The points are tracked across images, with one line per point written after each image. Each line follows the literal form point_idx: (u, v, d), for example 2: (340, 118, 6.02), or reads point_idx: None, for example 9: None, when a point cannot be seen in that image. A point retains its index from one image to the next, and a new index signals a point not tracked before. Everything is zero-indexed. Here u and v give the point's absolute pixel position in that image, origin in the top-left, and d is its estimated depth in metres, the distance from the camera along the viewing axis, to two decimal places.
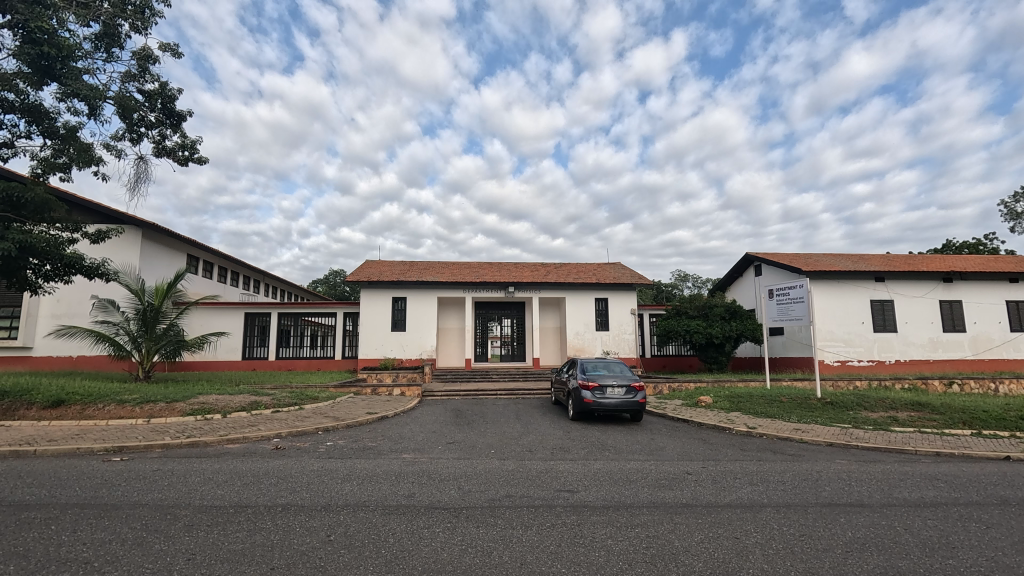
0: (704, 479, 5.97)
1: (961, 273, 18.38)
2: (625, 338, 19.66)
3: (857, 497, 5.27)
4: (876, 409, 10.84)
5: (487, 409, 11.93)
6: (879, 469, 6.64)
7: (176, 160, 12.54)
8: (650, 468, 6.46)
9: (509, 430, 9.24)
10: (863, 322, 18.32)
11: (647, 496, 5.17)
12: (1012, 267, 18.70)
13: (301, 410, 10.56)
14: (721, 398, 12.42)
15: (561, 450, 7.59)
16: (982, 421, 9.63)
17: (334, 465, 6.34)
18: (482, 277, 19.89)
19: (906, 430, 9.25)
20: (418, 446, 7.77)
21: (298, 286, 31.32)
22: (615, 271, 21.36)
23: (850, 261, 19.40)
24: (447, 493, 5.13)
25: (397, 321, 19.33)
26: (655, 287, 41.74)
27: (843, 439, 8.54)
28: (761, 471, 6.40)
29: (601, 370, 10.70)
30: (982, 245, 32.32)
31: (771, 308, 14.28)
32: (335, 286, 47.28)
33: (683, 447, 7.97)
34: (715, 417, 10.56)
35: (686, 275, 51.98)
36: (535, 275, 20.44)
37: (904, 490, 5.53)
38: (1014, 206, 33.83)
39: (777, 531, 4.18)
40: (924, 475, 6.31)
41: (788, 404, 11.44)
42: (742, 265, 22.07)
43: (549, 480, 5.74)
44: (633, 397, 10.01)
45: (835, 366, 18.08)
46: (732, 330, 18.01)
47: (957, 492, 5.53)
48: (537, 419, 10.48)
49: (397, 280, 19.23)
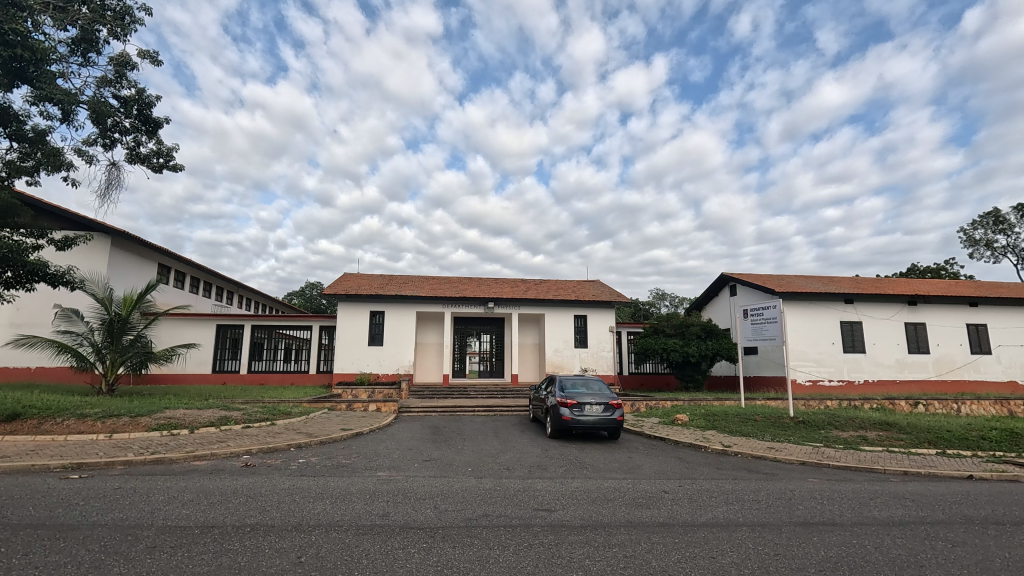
0: (680, 498, 5.99)
1: (925, 297, 19.05)
2: (603, 355, 19.70)
3: (829, 515, 5.36)
4: (846, 428, 11.07)
5: (464, 426, 11.79)
6: (849, 488, 6.77)
7: (150, 168, 12.30)
8: (629, 486, 6.47)
9: (486, 447, 9.17)
10: (833, 342, 18.79)
11: (624, 514, 5.18)
12: (973, 292, 19.49)
13: (273, 426, 10.28)
14: (697, 416, 12.53)
15: (538, 468, 7.55)
16: (946, 441, 9.95)
17: (306, 483, 6.16)
18: (462, 292, 19.75)
19: (875, 449, 9.49)
20: (394, 463, 7.65)
21: (273, 298, 30.77)
22: (595, 288, 21.53)
23: (821, 283, 19.95)
24: (422, 512, 5.03)
25: (374, 335, 19.07)
26: (631, 307, 42.62)
27: (814, 457, 8.70)
28: (736, 489, 6.46)
29: (579, 388, 10.68)
30: (943, 270, 33.93)
31: (746, 328, 14.56)
32: (311, 299, 47.01)
33: (660, 465, 8.03)
34: (692, 435, 10.65)
35: (662, 293, 52.55)
36: (514, 291, 20.41)
37: (874, 509, 5.66)
38: (972, 234, 35.50)
39: (752, 550, 4.21)
40: (892, 493, 6.45)
41: (762, 423, 11.62)
42: (718, 285, 22.52)
43: (526, 499, 5.71)
44: (611, 415, 10.02)
45: (807, 386, 18.46)
46: (708, 348, 18.24)
47: (924, 511, 5.66)
48: (514, 437, 10.43)
49: (375, 294, 19.01)
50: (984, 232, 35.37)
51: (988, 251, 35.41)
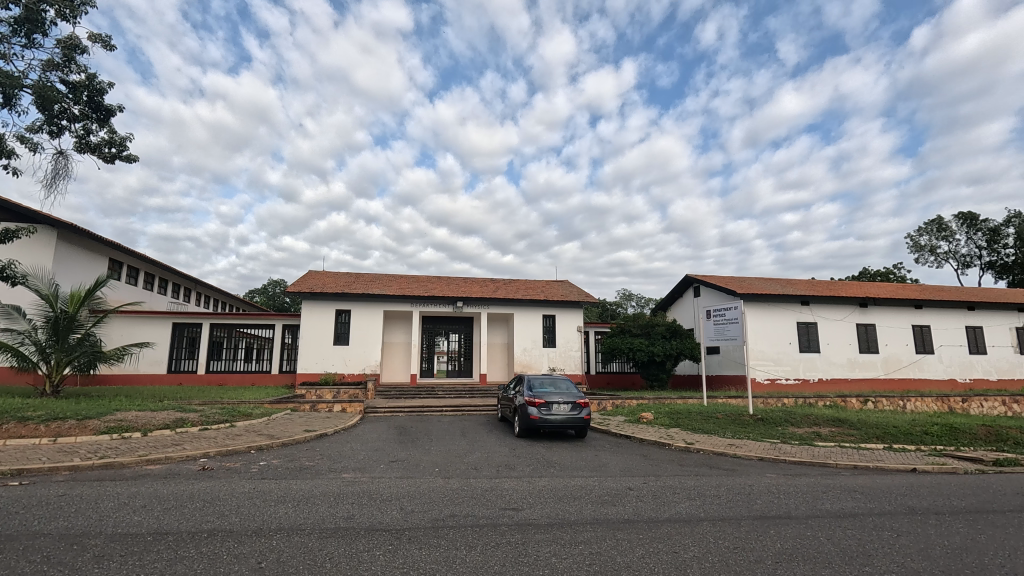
0: (644, 495, 6.11)
1: (875, 299, 20.03)
2: (571, 355, 19.88)
3: (785, 509, 5.57)
4: (801, 424, 11.53)
5: (431, 426, 11.69)
6: (803, 482, 7.06)
7: (102, 157, 11.69)
8: (595, 484, 6.56)
9: (454, 447, 9.11)
10: (790, 342, 19.53)
11: (590, 512, 5.24)
12: (918, 295, 20.60)
13: (232, 427, 9.94)
14: (662, 414, 12.80)
15: (506, 468, 7.56)
16: (893, 436, 10.49)
17: (267, 487, 5.99)
18: (431, 292, 19.57)
19: (828, 445, 9.92)
20: (359, 465, 7.52)
21: (233, 296, 29.77)
22: (564, 288, 21.71)
23: (780, 285, 20.70)
24: (388, 514, 4.97)
25: (339, 334, 18.69)
26: (599, 307, 43.23)
27: (771, 453, 9.03)
28: (698, 485, 6.64)
29: (547, 387, 10.74)
30: (891, 274, 35.78)
31: (708, 328, 14.97)
32: (274, 297, 45.70)
33: (626, 463, 8.16)
34: (656, 433, 10.88)
35: (629, 294, 53.39)
36: (483, 291, 20.36)
37: (826, 502, 5.92)
38: (918, 240, 37.55)
39: (713, 544, 4.34)
40: (844, 487, 6.76)
41: (723, 420, 11.98)
42: (682, 286, 23.07)
43: (494, 499, 5.70)
44: (578, 414, 10.13)
45: (766, 384, 19.12)
46: (672, 348, 18.66)
47: (872, 503, 5.96)
48: (482, 436, 10.41)
49: (341, 292, 18.63)
50: (928, 239, 37.45)
51: (932, 256, 37.53)
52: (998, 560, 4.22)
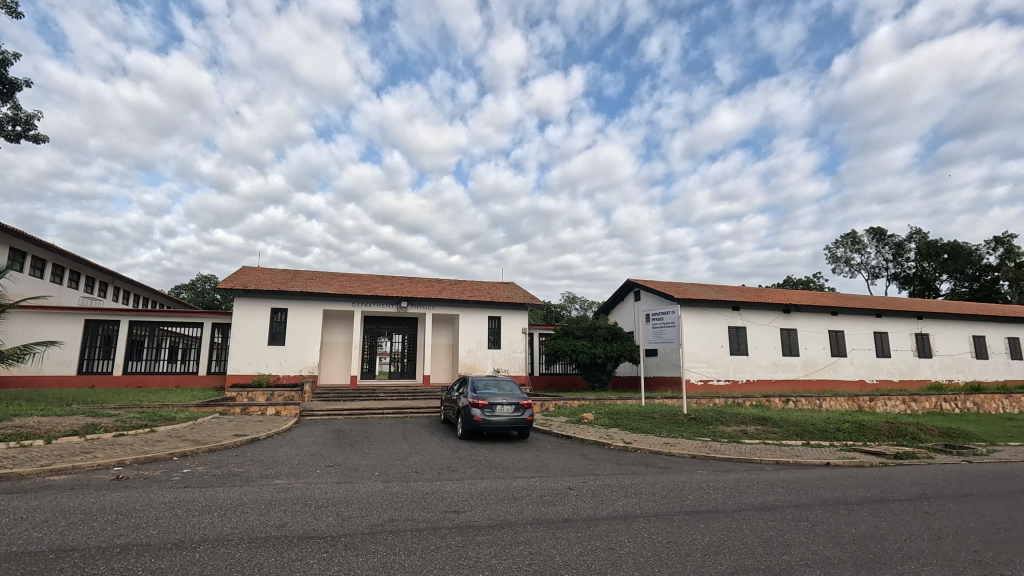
0: (584, 494, 6.25)
1: (797, 306, 21.54)
2: (515, 356, 19.99)
3: (714, 503, 5.88)
4: (730, 423, 12.21)
5: (371, 429, 11.39)
6: (730, 477, 7.48)
7: (4, 136, 10.59)
8: (536, 484, 6.63)
9: (395, 450, 8.93)
10: (722, 345, 20.63)
11: (531, 512, 5.30)
12: (834, 303, 22.35)
13: (152, 433, 9.25)
14: (602, 415, 13.14)
15: (448, 470, 7.50)
16: (810, 433, 11.32)
17: (190, 496, 5.61)
18: (374, 291, 19.09)
19: (753, 442, 10.56)
20: (293, 470, 7.21)
21: (157, 292, 27.74)
22: (509, 290, 21.81)
23: (713, 291, 21.84)
24: (323, 521, 4.79)
25: (275, 334, 17.85)
26: (544, 310, 43.81)
27: (703, 450, 9.50)
28: (635, 483, 6.87)
29: (491, 389, 10.75)
30: (812, 283, 38.63)
31: (647, 331, 15.54)
32: (203, 294, 42.99)
33: (566, 463, 8.31)
34: (597, 432, 11.16)
35: (573, 297, 54.37)
36: (428, 291, 20.09)
37: (751, 496, 6.29)
38: (835, 252, 40.77)
39: (647, 540, 4.50)
40: (766, 481, 7.22)
41: (660, 420, 12.46)
42: (624, 290, 23.82)
43: (434, 501, 5.64)
44: (522, 415, 10.21)
45: (699, 385, 20.07)
46: (613, 350, 19.21)
47: (791, 495, 6.41)
48: (424, 439, 10.26)
49: (277, 290, 17.80)
50: (844, 251, 40.75)
51: (846, 267, 40.84)
52: (896, 544, 4.65)
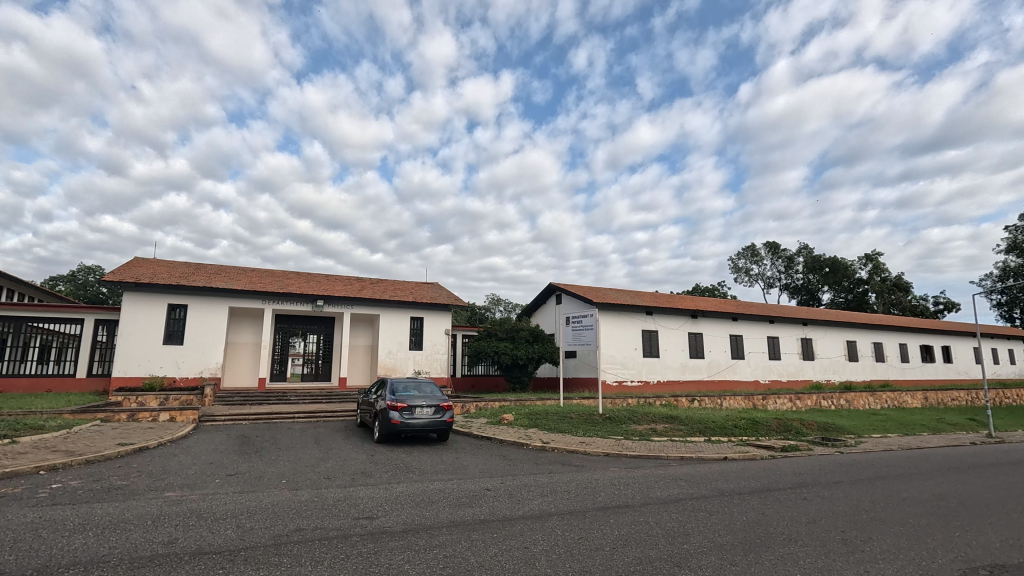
0: (501, 494, 6.30)
1: (703, 312, 23.20)
2: (437, 357, 19.73)
3: (623, 499, 6.17)
4: (641, 422, 12.88)
5: (280, 434, 10.75)
6: (639, 473, 7.89)
7: None
8: (453, 487, 6.59)
9: (305, 456, 8.47)
10: (636, 347, 21.70)
11: (447, 515, 5.25)
12: (735, 309, 24.33)
13: (15, 444, 8.09)
14: (522, 416, 13.33)
15: (362, 475, 7.24)
16: (711, 429, 12.21)
17: (60, 514, 4.97)
18: (287, 288, 18.03)
19: (661, 439, 11.21)
20: (188, 481, 6.62)
21: (26, 283, 24.36)
22: (433, 290, 21.52)
23: (629, 296, 22.94)
24: (221, 534, 4.44)
25: (172, 332, 16.31)
26: (468, 312, 43.71)
27: (615, 448, 9.93)
28: (550, 482, 7.04)
29: (411, 391, 10.54)
30: (716, 291, 41.80)
31: (567, 334, 16.00)
32: (86, 287, 38.33)
33: (485, 464, 8.34)
34: (516, 433, 11.31)
35: (498, 299, 54.67)
36: (347, 289, 19.32)
37: (657, 490, 6.68)
38: (737, 263, 44.41)
39: (560, 537, 4.63)
40: (671, 476, 7.70)
41: (576, 420, 12.87)
42: (546, 294, 24.35)
43: (346, 508, 5.43)
44: (441, 417, 10.10)
45: (614, 386, 20.98)
46: (534, 352, 19.57)
47: (692, 488, 6.88)
48: (337, 444, 9.84)
49: (176, 284, 16.28)
50: (745, 262, 44.50)
51: (746, 277, 44.64)
52: (779, 529, 5.14)
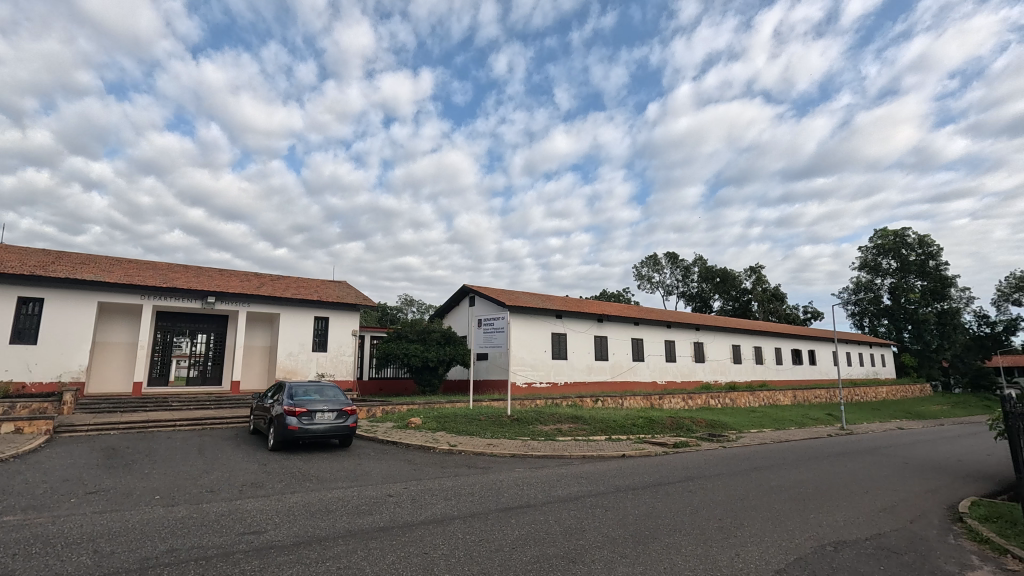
0: (403, 500, 6.16)
1: (609, 316, 24.41)
2: (343, 359, 18.87)
3: (525, 499, 6.30)
4: (547, 422, 13.26)
5: (157, 445, 9.70)
6: (543, 473, 8.11)
7: None
8: (353, 494, 6.33)
9: (185, 469, 7.70)
10: (545, 350, 22.30)
11: (343, 525, 5.03)
12: (637, 314, 25.86)
13: None
14: (430, 419, 13.16)
15: (252, 487, 6.73)
16: (612, 428, 12.87)
17: None
18: (173, 282, 16.34)
19: (565, 439, 11.61)
20: (35, 502, 5.74)
21: None
22: (340, 289, 20.59)
23: (540, 300, 23.54)
24: (73, 562, 3.90)
25: (23, 330, 14.11)
26: (378, 312, 42.37)
27: (521, 449, 10.13)
28: (454, 485, 7.00)
29: (311, 395, 9.99)
30: (622, 296, 44.21)
31: (478, 336, 16.06)
32: None
33: (388, 469, 8.12)
34: (423, 437, 11.13)
35: (411, 299, 53.50)
36: (244, 286, 17.90)
37: (558, 489, 6.91)
38: (641, 271, 47.29)
39: (460, 540, 4.62)
40: (573, 474, 8.00)
41: (485, 422, 12.95)
42: (459, 295, 24.27)
43: (230, 523, 5.01)
44: (344, 422, 9.67)
45: (524, 387, 21.40)
46: (445, 354, 19.42)
47: (591, 485, 7.19)
48: (225, 453, 9.07)
49: (30, 274, 14.10)
50: (648, 270, 47.50)
51: (648, 285, 47.67)
52: (666, 521, 5.53)
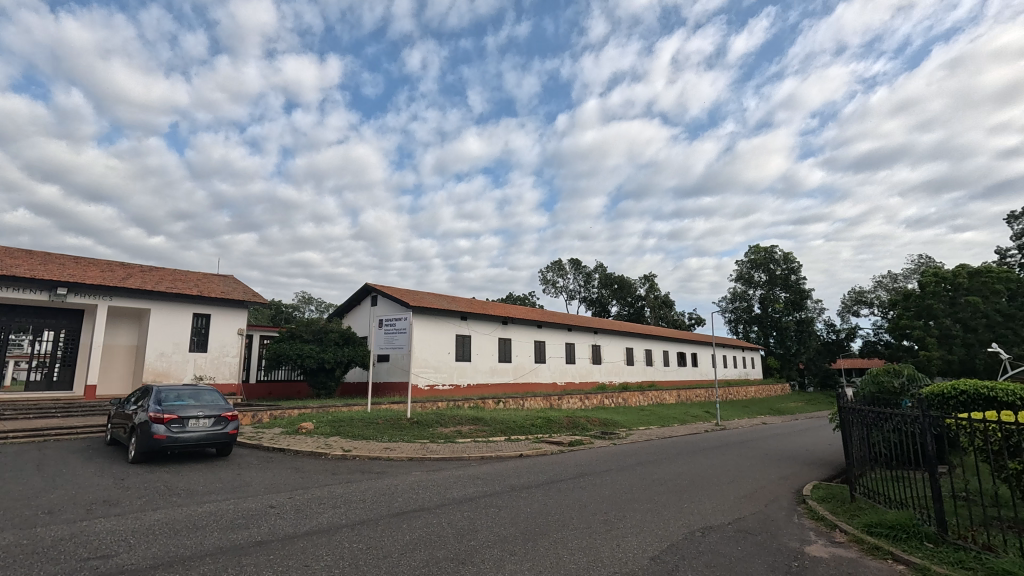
0: (286, 511, 5.77)
1: (512, 319, 24.86)
2: (226, 360, 17.30)
3: (419, 502, 6.21)
4: (448, 424, 13.18)
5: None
6: (439, 476, 8.04)
7: None
8: (228, 508, 5.81)
9: (17, 488, 6.59)
10: (449, 351, 22.16)
11: (214, 541, 4.60)
12: (540, 318, 26.62)
13: None
14: (323, 423, 12.50)
15: (104, 505, 5.92)
16: (511, 429, 13.11)
17: None
18: (11, 270, 13.95)
19: (465, 440, 11.63)
20: None
21: None
22: (225, 284, 18.87)
23: (445, 301, 23.38)
24: None
25: None
26: (271, 310, 39.45)
27: (419, 452, 9.96)
28: (344, 492, 6.70)
29: (184, 400, 9.02)
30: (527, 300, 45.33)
31: (378, 336, 15.55)
32: None
33: (272, 479, 7.56)
34: (314, 443, 10.53)
35: (309, 297, 50.53)
36: (106, 276, 15.76)
37: (453, 491, 6.89)
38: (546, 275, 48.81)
39: (346, 549, 4.43)
40: (470, 476, 8.03)
41: (383, 425, 12.56)
42: (361, 294, 23.36)
43: (70, 549, 4.36)
44: (222, 429, 8.85)
45: (425, 390, 21.07)
46: (343, 355, 18.55)
47: (486, 486, 7.26)
48: (72, 468, 7.90)
49: None
50: (552, 276, 49.16)
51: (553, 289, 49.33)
52: (556, 517, 5.73)
